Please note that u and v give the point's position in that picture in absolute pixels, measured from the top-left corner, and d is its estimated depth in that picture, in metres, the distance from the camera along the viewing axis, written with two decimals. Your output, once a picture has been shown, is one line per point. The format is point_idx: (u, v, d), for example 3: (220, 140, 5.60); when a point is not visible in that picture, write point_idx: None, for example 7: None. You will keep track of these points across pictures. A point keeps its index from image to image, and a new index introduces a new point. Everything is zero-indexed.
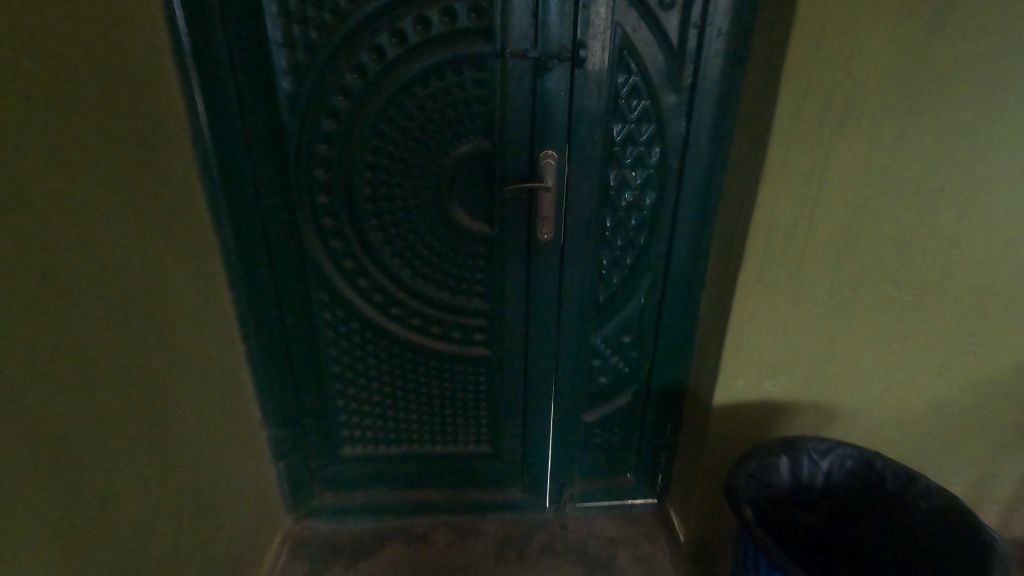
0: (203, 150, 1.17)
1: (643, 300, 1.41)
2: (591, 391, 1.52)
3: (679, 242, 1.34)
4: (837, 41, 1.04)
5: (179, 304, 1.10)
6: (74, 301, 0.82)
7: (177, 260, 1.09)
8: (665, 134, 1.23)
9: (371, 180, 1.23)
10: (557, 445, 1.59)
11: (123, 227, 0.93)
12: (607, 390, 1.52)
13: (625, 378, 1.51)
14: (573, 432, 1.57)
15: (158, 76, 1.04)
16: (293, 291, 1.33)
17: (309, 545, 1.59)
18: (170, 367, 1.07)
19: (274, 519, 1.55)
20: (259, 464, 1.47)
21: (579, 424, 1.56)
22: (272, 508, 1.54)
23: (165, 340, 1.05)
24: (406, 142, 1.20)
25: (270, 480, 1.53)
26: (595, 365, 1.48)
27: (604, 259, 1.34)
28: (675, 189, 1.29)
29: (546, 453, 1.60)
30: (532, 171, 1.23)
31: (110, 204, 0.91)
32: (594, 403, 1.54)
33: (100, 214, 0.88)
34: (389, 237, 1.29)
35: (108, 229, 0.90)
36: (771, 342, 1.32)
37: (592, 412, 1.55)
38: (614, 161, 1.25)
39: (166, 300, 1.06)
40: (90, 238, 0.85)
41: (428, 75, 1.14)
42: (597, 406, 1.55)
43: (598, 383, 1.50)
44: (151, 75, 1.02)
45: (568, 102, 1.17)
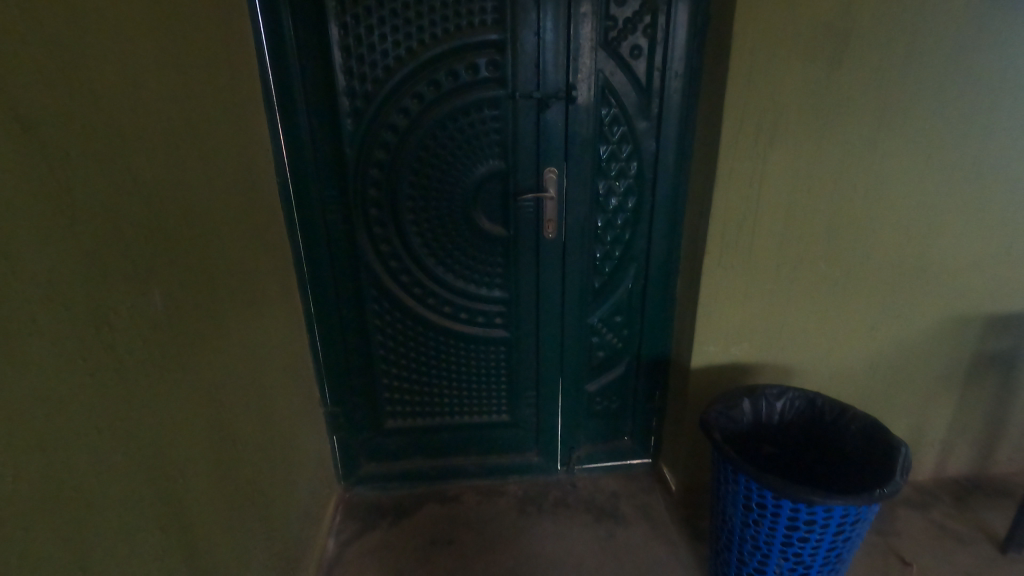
0: (283, 176, 1.49)
1: (630, 285, 1.74)
2: (591, 364, 1.83)
3: (657, 237, 1.67)
4: (763, 78, 1.40)
5: (268, 295, 1.41)
6: (213, 284, 1.13)
7: (267, 260, 1.41)
8: (641, 151, 1.58)
9: (412, 196, 1.56)
10: (565, 413, 1.89)
11: (238, 233, 1.25)
12: (605, 363, 1.83)
13: (619, 352, 1.83)
14: (579, 401, 1.88)
15: (255, 118, 1.36)
16: (348, 287, 1.65)
17: (359, 508, 1.87)
18: (263, 342, 1.37)
19: (330, 485, 1.84)
20: (319, 435, 1.76)
21: (583, 393, 1.87)
22: (328, 475, 1.83)
23: (260, 322, 1.36)
24: (441, 165, 1.54)
25: (327, 450, 1.82)
26: (594, 341, 1.80)
27: (597, 253, 1.68)
28: (651, 194, 1.63)
29: (557, 420, 1.90)
30: (539, 184, 1.57)
31: (232, 216, 1.23)
32: (595, 375, 1.85)
33: (226, 223, 1.20)
34: (426, 241, 1.62)
35: (228, 232, 1.21)
36: (733, 312, 1.65)
37: (593, 383, 1.86)
38: (602, 174, 1.59)
39: (261, 291, 1.37)
40: (221, 240, 1.17)
41: (457, 113, 1.49)
42: (597, 377, 1.86)
43: (597, 357, 1.82)
44: (252, 120, 1.36)
45: (565, 130, 1.52)
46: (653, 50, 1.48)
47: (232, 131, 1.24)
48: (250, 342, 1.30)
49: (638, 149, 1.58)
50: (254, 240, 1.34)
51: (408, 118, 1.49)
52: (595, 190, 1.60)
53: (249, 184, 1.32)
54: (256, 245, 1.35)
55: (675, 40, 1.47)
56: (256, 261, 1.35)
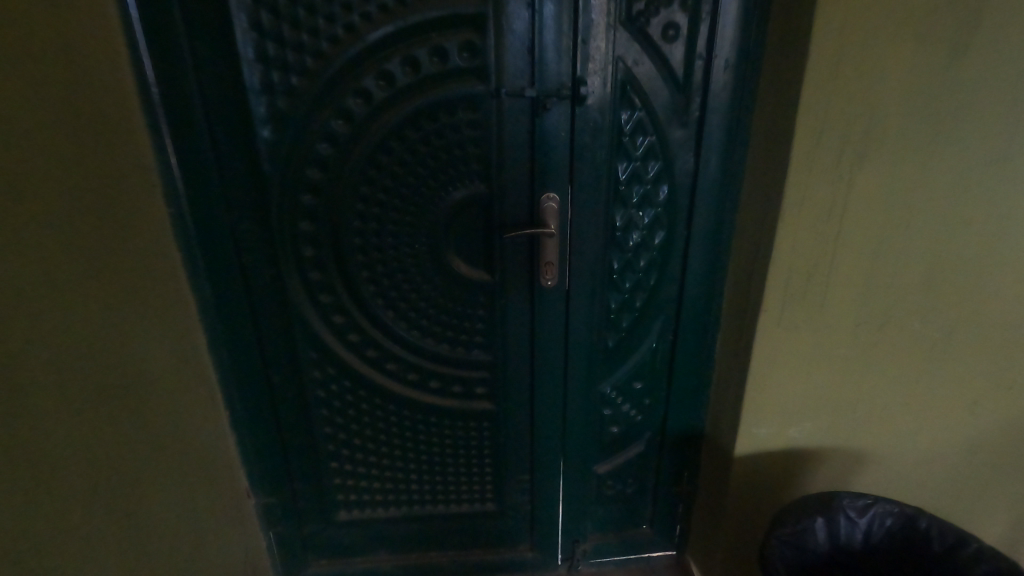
0: (178, 206, 1.08)
1: (654, 344, 1.32)
2: (602, 442, 1.42)
3: (692, 283, 1.26)
4: (855, 73, 0.97)
5: (152, 375, 1.00)
6: (34, 392, 0.72)
7: (148, 327, 1.00)
8: (675, 170, 1.16)
9: (361, 230, 1.15)
10: (568, 500, 1.48)
11: (83, 301, 0.84)
12: (619, 439, 1.42)
13: (638, 426, 1.41)
14: (585, 485, 1.47)
15: (116, 125, 0.95)
16: (282, 350, 1.24)
17: None
18: (144, 446, 0.96)
19: None
20: (248, 535, 1.36)
21: (591, 476, 1.46)
22: None
23: (138, 420, 0.95)
24: (399, 189, 1.12)
25: (260, 550, 1.41)
26: (606, 414, 1.39)
27: (611, 303, 1.26)
28: (685, 227, 1.21)
29: (558, 508, 1.49)
30: (534, 216, 1.15)
31: (68, 277, 0.81)
32: (605, 454, 1.44)
33: (58, 291, 0.79)
34: (383, 290, 1.20)
35: (62, 303, 0.79)
36: (793, 387, 1.23)
37: (604, 464, 1.45)
38: (620, 200, 1.17)
39: (138, 374, 0.96)
40: (48, 318, 0.76)
41: (420, 117, 1.07)
42: (610, 457, 1.45)
43: (610, 433, 1.41)
44: (115, 130, 0.95)
45: (570, 141, 1.10)
46: (694, 30, 1.05)
47: (79, 151, 0.83)
48: (126, 453, 0.91)
49: (671, 166, 1.15)
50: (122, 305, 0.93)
51: (351, 124, 1.06)
52: (612, 223, 1.18)
53: (110, 226, 0.91)
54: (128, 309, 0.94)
55: (727, 17, 1.04)
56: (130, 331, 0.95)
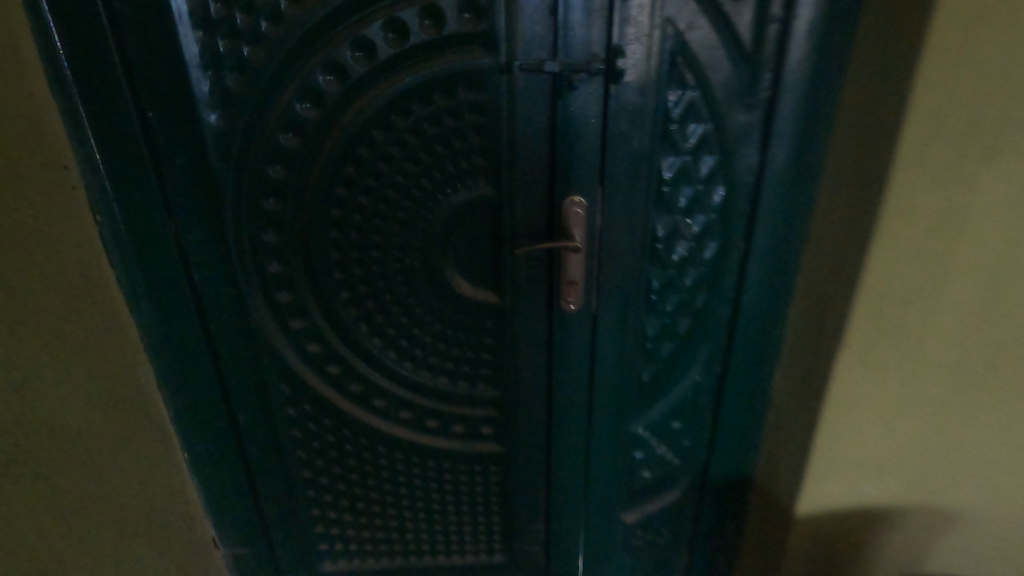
0: (109, 212, 0.87)
1: (698, 376, 1.09)
2: (631, 489, 1.20)
3: (749, 305, 1.02)
4: (999, 36, 0.69)
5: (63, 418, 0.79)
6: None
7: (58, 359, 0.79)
8: (734, 166, 0.91)
9: (339, 242, 0.92)
10: (589, 553, 1.26)
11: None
12: (652, 485, 1.20)
13: (675, 470, 1.19)
14: (610, 538, 1.24)
15: (14, 109, 0.73)
16: (248, 384, 1.03)
17: None
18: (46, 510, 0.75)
19: None
20: None
21: (617, 527, 1.24)
22: None
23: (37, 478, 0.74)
24: (384, 191, 0.89)
25: None
26: (637, 457, 1.16)
27: (648, 329, 1.03)
28: (743, 237, 0.97)
29: (577, 561, 1.27)
30: (553, 225, 0.91)
31: None
32: (635, 503, 1.21)
33: None
34: (368, 313, 0.98)
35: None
36: (874, 441, 0.98)
37: (632, 514, 1.22)
38: (663, 204, 0.93)
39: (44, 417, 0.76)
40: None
41: (409, 99, 0.83)
42: (640, 506, 1.22)
43: (641, 478, 1.19)
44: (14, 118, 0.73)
45: (601, 130, 0.86)
46: None
47: None
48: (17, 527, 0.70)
49: (729, 161, 0.91)
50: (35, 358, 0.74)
51: (321, 109, 0.83)
52: (651, 233, 0.94)
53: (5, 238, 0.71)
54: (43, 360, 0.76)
55: None
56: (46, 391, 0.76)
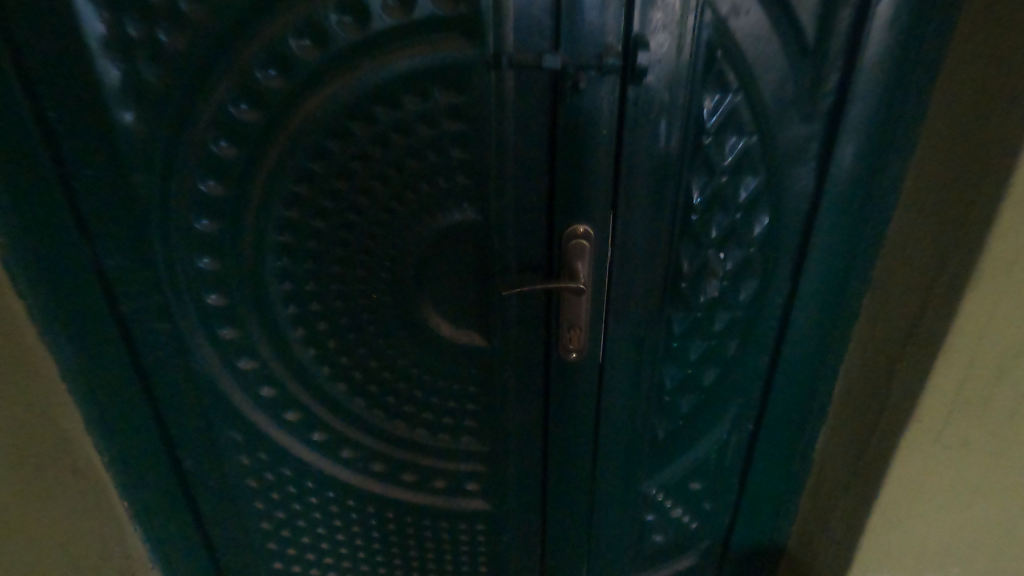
0: (10, 231, 0.71)
1: (725, 433, 0.91)
2: (641, 556, 1.03)
3: (791, 355, 0.84)
4: None
5: None
6: None
7: None
8: (783, 189, 0.72)
9: (291, 271, 0.76)
10: None
11: None
12: (665, 551, 1.03)
13: (693, 535, 1.01)
14: None
15: None
16: (192, 431, 0.88)
17: None
18: None
19: None
20: None
21: None
22: None
23: None
24: (344, 212, 0.72)
25: None
26: (648, 520, 0.99)
27: (667, 379, 0.85)
28: (789, 276, 0.78)
29: None
30: (553, 257, 0.74)
31: None
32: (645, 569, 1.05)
33: None
34: (329, 354, 0.82)
35: None
36: (944, 536, 0.79)
37: None
38: (690, 234, 0.74)
39: None
40: None
41: (372, 101, 0.66)
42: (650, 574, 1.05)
43: (653, 543, 1.01)
44: None
45: (615, 144, 0.68)
46: None
47: None
48: None
49: (777, 184, 0.72)
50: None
51: (261, 112, 0.66)
52: (675, 268, 0.76)
53: None
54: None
55: None
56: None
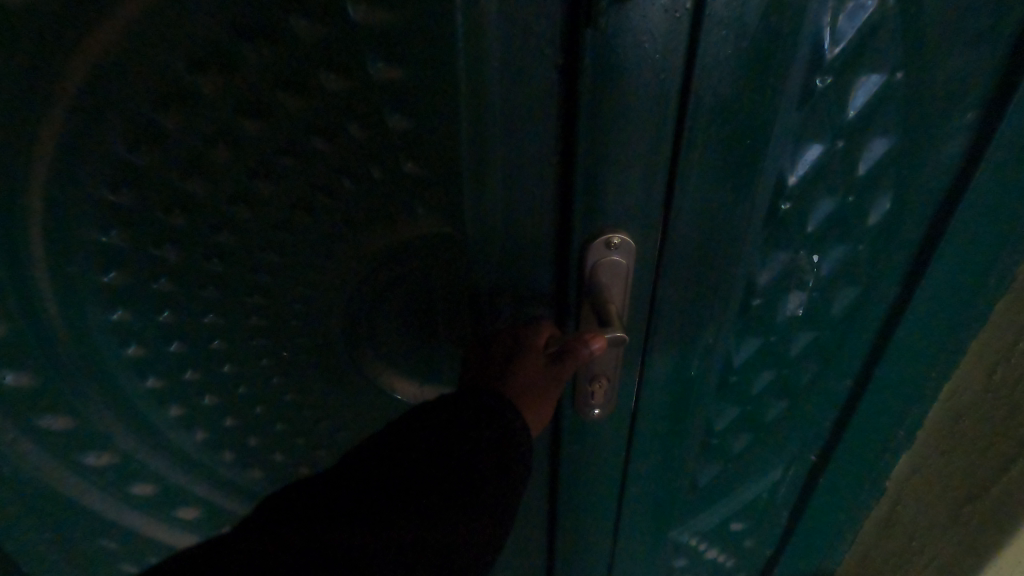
0: None
1: (784, 467, 0.71)
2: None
3: (886, 377, 0.61)
4: None
5: None
6: None
7: None
8: (921, 154, 0.47)
9: (151, 323, 0.46)
10: None
11: None
12: None
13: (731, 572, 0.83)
14: None
15: None
16: (34, 557, 0.57)
17: None
18: None
19: None
20: None
21: None
22: None
23: None
24: (219, 228, 0.43)
25: None
26: (679, 568, 0.79)
27: (721, 420, 0.62)
28: (897, 277, 0.55)
29: None
30: (569, 288, 0.47)
31: None
32: None
33: None
34: (238, 429, 0.55)
35: None
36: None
37: None
38: (774, 233, 0.48)
39: None
40: None
41: (233, 29, 0.34)
42: None
43: None
44: None
45: (682, 102, 0.38)
46: None
47: None
48: None
49: (915, 146, 0.47)
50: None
51: (9, 55, 0.33)
52: (747, 282, 0.51)
53: None
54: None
55: None
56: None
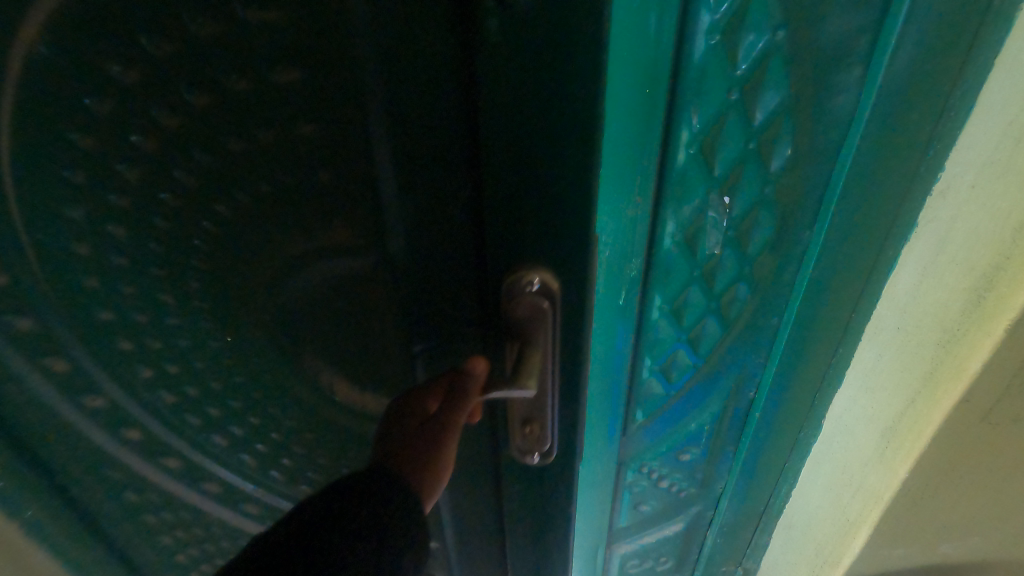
0: None
1: (724, 404, 0.75)
2: (623, 529, 0.92)
3: (805, 315, 0.65)
4: None
5: None
6: None
7: None
8: (817, 105, 0.50)
9: (119, 303, 0.51)
10: None
11: None
12: (655, 515, 0.90)
13: (685, 501, 0.88)
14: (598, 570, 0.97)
15: None
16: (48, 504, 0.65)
17: None
18: None
19: None
20: None
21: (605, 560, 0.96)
22: None
23: None
24: (151, 219, 0.46)
25: None
26: (633, 489, 0.85)
27: (652, 357, 0.67)
28: (812, 222, 0.57)
29: None
30: (488, 279, 0.43)
31: None
32: (630, 533, 0.93)
33: None
34: (198, 401, 0.59)
35: None
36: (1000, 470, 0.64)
37: (626, 544, 0.94)
38: (676, 179, 0.52)
39: None
40: None
41: (145, 26, 0.35)
42: (637, 536, 0.94)
43: (639, 508, 0.89)
44: None
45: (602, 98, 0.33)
46: None
47: None
48: None
49: (809, 96, 0.49)
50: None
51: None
52: (653, 224, 0.55)
53: None
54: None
55: None
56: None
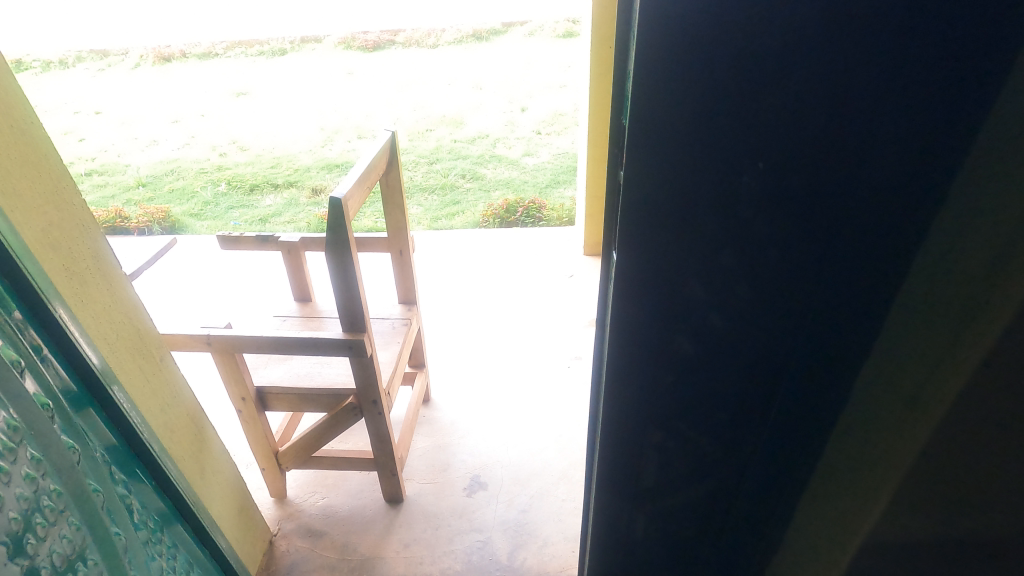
0: (71, 186, 0.81)
1: (760, 358, 0.72)
2: (644, 490, 0.93)
3: (841, 284, 0.64)
4: None
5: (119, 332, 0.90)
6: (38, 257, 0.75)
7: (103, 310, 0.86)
8: (876, 64, 0.49)
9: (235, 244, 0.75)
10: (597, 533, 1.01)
11: (54, 232, 0.78)
12: (685, 471, 0.89)
13: (715, 459, 0.87)
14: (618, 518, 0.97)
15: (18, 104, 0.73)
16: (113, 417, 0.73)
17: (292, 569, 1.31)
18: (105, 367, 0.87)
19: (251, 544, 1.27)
20: (212, 484, 1.13)
21: (626, 511, 0.96)
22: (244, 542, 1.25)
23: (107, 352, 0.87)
24: None
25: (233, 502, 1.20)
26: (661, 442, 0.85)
27: (685, 304, 0.66)
28: (866, 161, 0.54)
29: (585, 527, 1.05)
30: None
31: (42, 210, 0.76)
32: (654, 489, 0.92)
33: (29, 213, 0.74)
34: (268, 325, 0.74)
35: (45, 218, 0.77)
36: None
37: (648, 497, 0.93)
38: (710, 134, 0.52)
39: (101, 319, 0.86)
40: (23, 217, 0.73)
41: None
42: (662, 491, 0.92)
43: (667, 463, 0.88)
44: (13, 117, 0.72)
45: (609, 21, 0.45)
46: None
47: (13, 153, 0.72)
48: None
49: (867, 52, 0.48)
50: (98, 244, 0.86)
51: None
52: (685, 180, 0.55)
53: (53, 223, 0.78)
54: (107, 255, 0.87)
55: None
56: (93, 273, 0.85)
